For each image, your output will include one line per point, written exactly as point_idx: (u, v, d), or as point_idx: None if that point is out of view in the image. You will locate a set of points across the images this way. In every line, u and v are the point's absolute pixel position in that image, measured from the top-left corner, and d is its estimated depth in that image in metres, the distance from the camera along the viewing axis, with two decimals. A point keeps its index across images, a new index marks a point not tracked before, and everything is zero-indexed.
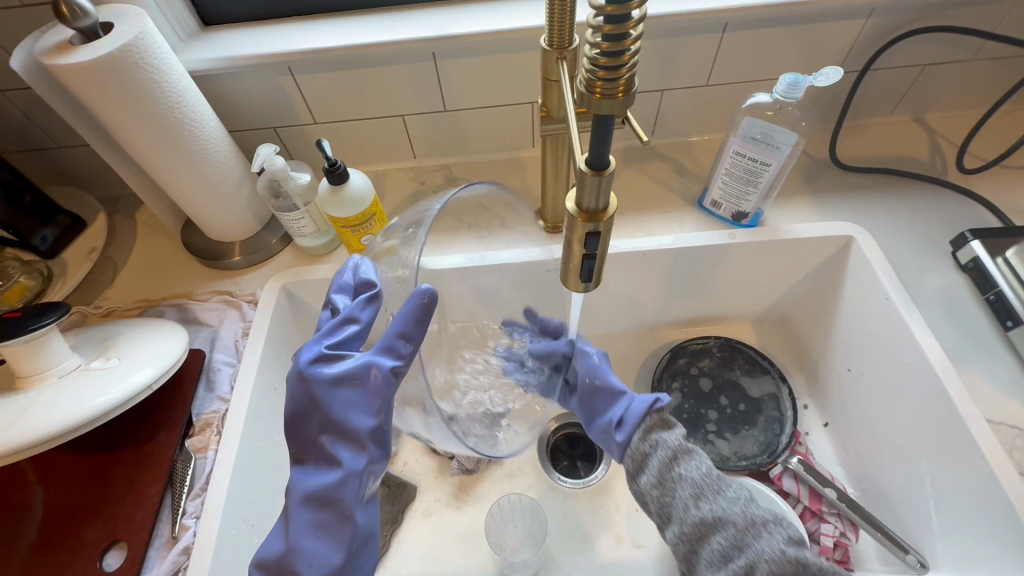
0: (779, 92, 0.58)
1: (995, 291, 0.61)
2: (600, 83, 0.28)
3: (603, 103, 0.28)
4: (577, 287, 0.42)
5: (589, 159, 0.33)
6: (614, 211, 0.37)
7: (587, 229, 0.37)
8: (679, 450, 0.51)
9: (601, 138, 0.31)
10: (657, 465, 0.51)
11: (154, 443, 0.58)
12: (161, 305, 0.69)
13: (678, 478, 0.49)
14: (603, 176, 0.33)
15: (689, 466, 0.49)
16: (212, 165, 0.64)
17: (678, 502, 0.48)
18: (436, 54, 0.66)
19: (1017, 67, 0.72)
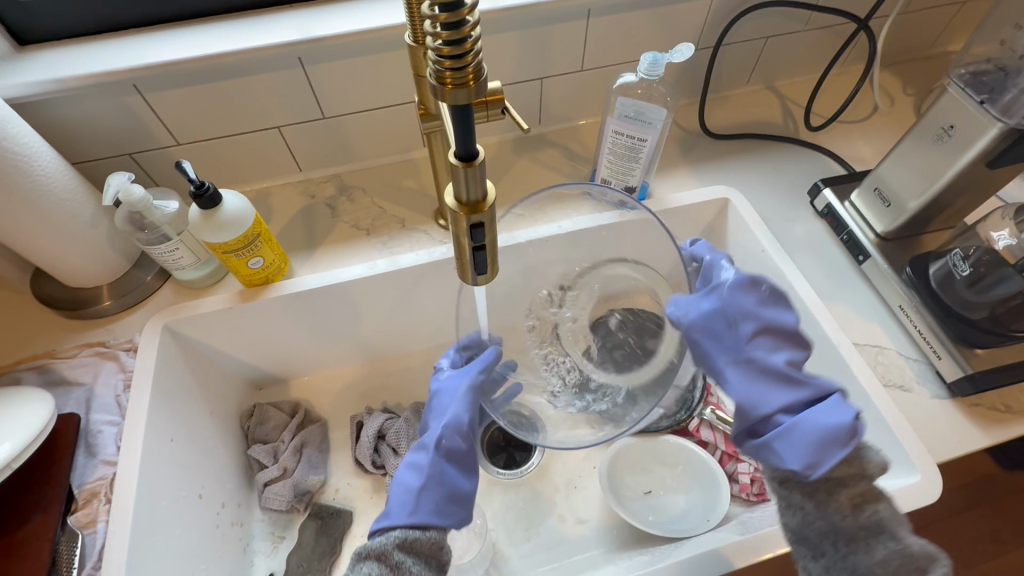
0: (643, 71, 0.61)
1: (847, 231, 0.69)
2: (449, 74, 0.28)
3: (455, 93, 0.28)
4: (478, 282, 0.42)
5: (458, 150, 0.33)
6: (494, 199, 0.37)
7: (470, 221, 0.36)
8: (880, 524, 0.43)
9: (463, 126, 0.32)
10: (821, 492, 0.46)
11: (27, 530, 0.50)
12: (16, 371, 0.60)
13: (836, 519, 0.44)
14: (475, 166, 0.33)
15: (873, 549, 0.43)
16: (53, 203, 0.56)
17: (808, 525, 0.46)
18: (303, 59, 0.63)
19: (840, 33, 0.82)
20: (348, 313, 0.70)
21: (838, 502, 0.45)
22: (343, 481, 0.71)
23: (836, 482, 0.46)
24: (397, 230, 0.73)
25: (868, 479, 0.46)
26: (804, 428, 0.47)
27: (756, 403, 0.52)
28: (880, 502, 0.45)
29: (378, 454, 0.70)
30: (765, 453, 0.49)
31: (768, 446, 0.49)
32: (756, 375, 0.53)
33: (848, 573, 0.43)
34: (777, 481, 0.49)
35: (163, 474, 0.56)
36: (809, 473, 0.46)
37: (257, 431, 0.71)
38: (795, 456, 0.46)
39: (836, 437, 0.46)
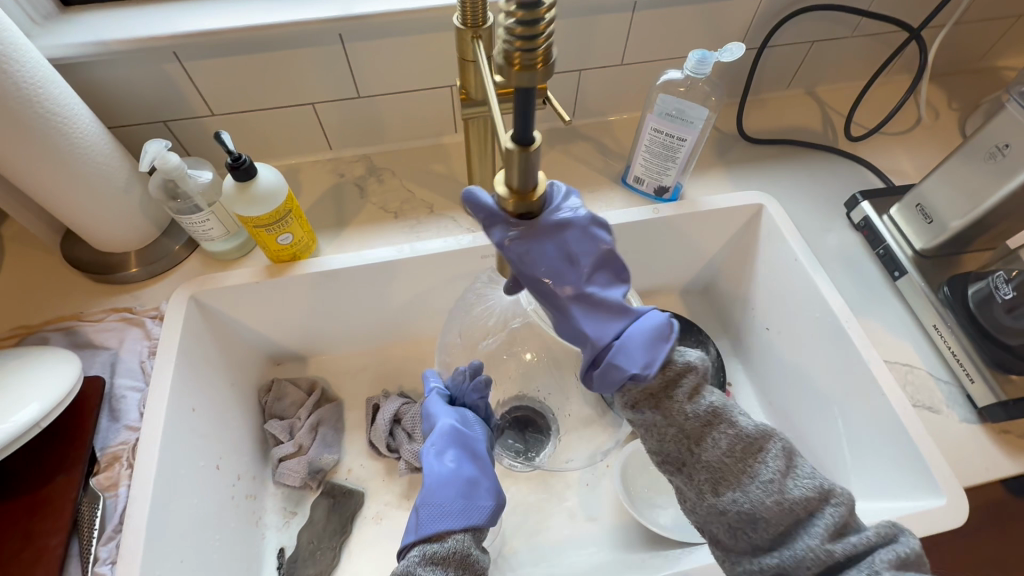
0: (689, 69, 0.60)
1: (884, 245, 0.67)
2: (518, 55, 0.27)
3: (523, 75, 0.28)
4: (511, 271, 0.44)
5: (514, 137, 0.32)
6: (543, 190, 0.36)
7: (518, 209, 0.36)
8: (715, 415, 0.42)
9: (525, 114, 0.30)
10: (660, 399, 0.43)
11: (50, 488, 0.50)
12: (44, 331, 0.60)
13: (679, 423, 0.42)
14: (529, 154, 0.32)
15: (718, 435, 0.42)
16: (90, 167, 0.56)
17: (665, 438, 0.43)
18: (344, 36, 0.62)
19: (889, 42, 0.80)
20: (371, 295, 0.70)
21: (676, 404, 0.42)
22: (356, 462, 0.71)
23: (672, 383, 0.43)
24: (425, 215, 0.73)
25: (695, 372, 0.43)
26: (633, 336, 0.43)
27: (598, 328, 0.43)
28: (709, 390, 0.43)
29: (393, 437, 0.70)
30: (610, 378, 0.43)
31: (608, 375, 0.43)
32: (598, 300, 0.44)
33: (708, 476, 0.42)
34: (626, 404, 0.44)
35: (184, 443, 0.56)
36: (646, 375, 0.42)
37: (274, 406, 0.71)
38: (629, 361, 0.42)
39: (659, 333, 0.43)
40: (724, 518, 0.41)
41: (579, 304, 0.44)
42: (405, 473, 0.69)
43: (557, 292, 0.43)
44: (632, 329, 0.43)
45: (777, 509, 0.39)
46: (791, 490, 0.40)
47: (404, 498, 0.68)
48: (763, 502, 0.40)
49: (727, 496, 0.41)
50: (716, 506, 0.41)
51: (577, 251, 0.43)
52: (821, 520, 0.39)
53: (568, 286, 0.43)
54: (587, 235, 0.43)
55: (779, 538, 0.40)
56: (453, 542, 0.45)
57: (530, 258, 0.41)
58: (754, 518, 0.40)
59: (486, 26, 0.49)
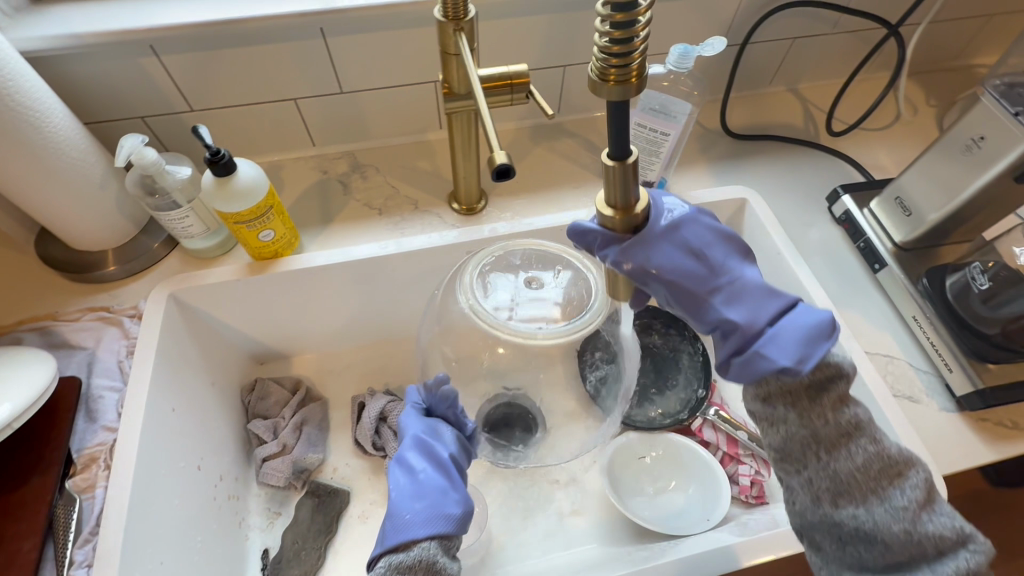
0: (672, 63, 0.60)
1: (864, 238, 0.68)
2: (614, 70, 0.28)
3: (616, 90, 0.28)
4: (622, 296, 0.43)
5: (610, 153, 0.31)
6: (644, 208, 0.35)
7: (619, 227, 0.35)
8: (852, 426, 0.40)
9: (618, 123, 0.30)
10: (801, 397, 0.40)
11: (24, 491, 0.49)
12: (17, 331, 0.59)
13: (818, 431, 0.40)
14: (627, 168, 0.31)
15: (855, 449, 0.40)
16: (65, 162, 0.55)
17: (790, 439, 0.41)
18: (325, 31, 0.62)
19: (867, 39, 0.81)
20: (354, 292, 0.69)
21: (823, 413, 0.40)
22: (341, 461, 0.70)
23: (818, 386, 0.40)
24: (409, 212, 0.72)
25: (846, 380, 0.40)
26: (790, 326, 0.39)
27: (750, 317, 0.40)
28: (854, 402, 0.41)
29: (379, 436, 0.70)
30: (752, 369, 0.39)
31: (754, 366, 0.39)
32: (738, 291, 0.41)
33: (831, 487, 0.40)
34: (758, 396, 0.41)
35: (163, 443, 0.55)
36: (800, 369, 0.38)
37: (257, 406, 0.70)
38: (782, 354, 0.38)
39: (820, 328, 0.39)
40: (837, 531, 0.41)
41: (720, 296, 0.41)
42: None
43: (690, 290, 0.40)
44: (788, 321, 0.39)
45: (906, 536, 0.39)
46: (924, 523, 0.39)
47: None
48: (891, 526, 0.39)
49: (849, 512, 0.40)
50: (833, 517, 0.41)
51: (699, 244, 0.41)
52: (952, 561, 0.39)
53: (702, 286, 0.41)
54: (698, 224, 0.41)
55: (894, 564, 0.40)
56: (417, 551, 0.44)
57: (664, 264, 0.39)
58: (874, 540, 0.39)
59: (468, 19, 0.49)
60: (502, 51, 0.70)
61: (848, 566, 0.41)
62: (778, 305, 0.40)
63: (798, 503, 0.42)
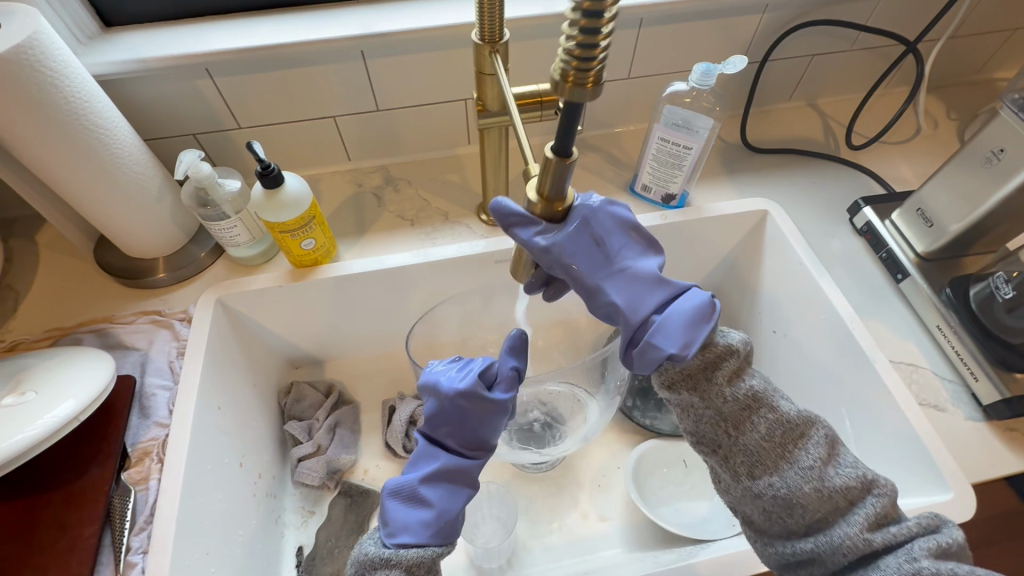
0: (694, 81, 0.62)
1: (886, 249, 0.69)
2: (573, 74, 0.30)
3: (574, 91, 0.30)
4: (527, 273, 0.48)
5: (555, 147, 0.34)
6: (570, 203, 0.41)
7: (545, 216, 0.40)
8: (750, 399, 0.42)
9: (571, 123, 0.32)
10: (698, 380, 0.43)
11: (84, 481, 0.52)
12: (77, 333, 0.63)
13: (721, 408, 0.42)
14: (568, 164, 0.35)
15: (759, 421, 0.42)
16: (126, 176, 0.59)
17: (702, 421, 0.43)
18: (365, 53, 0.66)
19: (886, 55, 0.83)
20: (388, 299, 0.73)
21: (720, 389, 0.42)
22: (372, 463, 0.73)
23: (712, 365, 0.43)
24: (440, 223, 0.75)
25: (737, 356, 0.43)
26: (674, 314, 0.42)
27: (635, 305, 0.44)
28: (747, 374, 0.44)
29: (408, 439, 0.72)
30: (647, 358, 0.42)
31: (648, 351, 0.42)
32: (631, 279, 0.44)
33: (746, 460, 0.42)
34: (663, 385, 0.44)
35: (210, 439, 0.58)
36: (686, 354, 0.41)
37: (294, 408, 0.73)
38: (669, 339, 0.42)
39: (699, 313, 0.43)
40: (763, 504, 0.42)
41: (612, 281, 0.44)
42: None
43: (585, 276, 0.44)
44: (670, 311, 0.43)
45: (817, 492, 0.41)
46: (830, 477, 0.41)
47: None
48: (802, 488, 0.41)
49: (765, 480, 0.42)
50: (753, 490, 0.42)
51: (602, 233, 0.44)
52: (863, 510, 0.41)
53: (595, 272, 0.44)
54: (604, 213, 0.45)
55: (817, 525, 0.41)
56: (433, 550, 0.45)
57: (565, 244, 0.43)
58: (793, 504, 0.41)
59: (503, 42, 0.52)
60: (529, 70, 0.73)
61: (778, 534, 0.43)
62: (667, 294, 0.44)
63: (727, 485, 0.44)
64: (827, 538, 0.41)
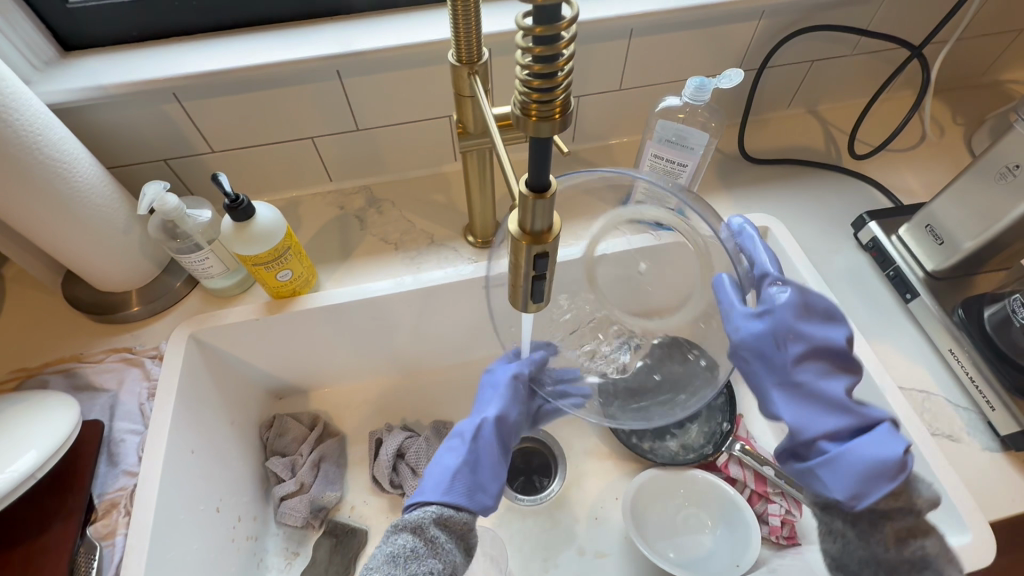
0: (688, 96, 0.59)
1: (894, 266, 0.66)
2: (535, 106, 0.26)
3: (539, 125, 0.26)
4: (530, 309, 0.41)
5: (529, 180, 0.32)
6: (559, 231, 0.35)
7: (533, 252, 0.35)
8: (906, 533, 0.45)
9: (541, 156, 0.30)
10: (866, 522, 0.46)
11: (46, 538, 0.49)
12: (43, 374, 0.60)
13: (876, 552, 0.45)
14: (546, 198, 0.32)
15: (908, 549, 0.44)
16: (89, 210, 0.56)
17: (848, 552, 0.46)
18: (341, 72, 0.63)
19: (888, 59, 0.79)
20: (372, 328, 0.69)
21: (882, 536, 0.45)
22: (359, 499, 0.70)
23: (883, 513, 0.45)
24: (425, 246, 0.72)
25: (911, 513, 0.45)
26: (850, 458, 0.44)
27: (803, 427, 0.48)
28: (920, 533, 0.45)
29: (396, 473, 0.69)
30: (807, 475, 0.48)
31: (815, 463, 0.46)
32: (801, 402, 0.48)
33: (868, 565, 0.45)
34: (817, 501, 0.49)
35: (183, 487, 0.55)
36: (852, 504, 0.45)
37: (276, 443, 0.70)
38: (875, 450, 0.44)
39: (884, 472, 0.43)
40: None
41: (823, 418, 0.47)
42: None
43: (810, 400, 0.48)
44: (855, 447, 0.45)
45: None
46: None
47: None
48: None
49: None
50: None
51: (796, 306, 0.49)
52: None
53: (766, 352, 0.49)
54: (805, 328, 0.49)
55: None
56: (435, 509, 0.53)
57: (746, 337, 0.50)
58: None
59: (482, 62, 0.49)
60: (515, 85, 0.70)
61: None
62: (847, 424, 0.47)
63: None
64: None
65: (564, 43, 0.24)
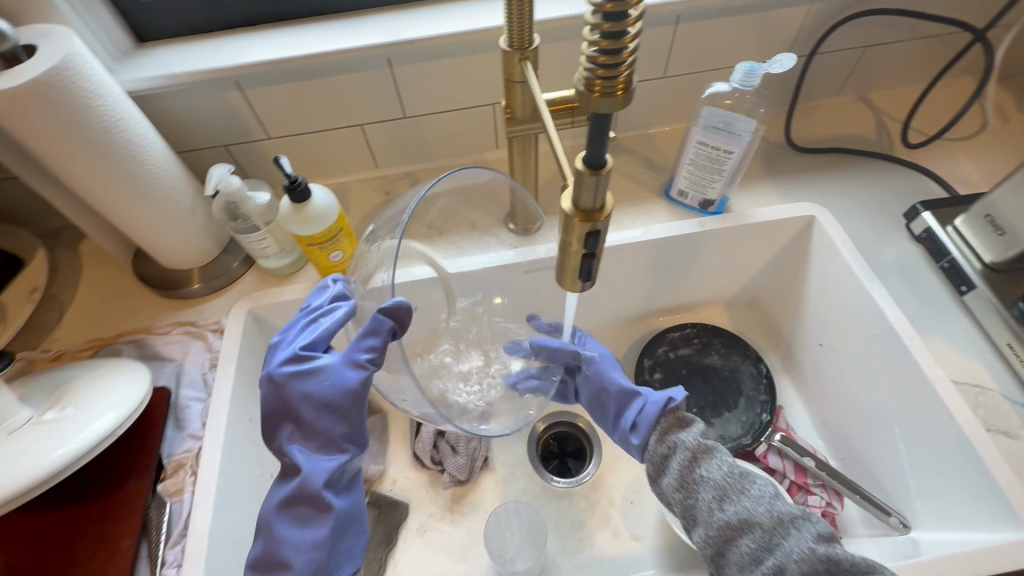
0: (737, 81, 0.58)
1: (949, 258, 0.64)
2: (599, 82, 0.27)
3: (602, 101, 0.27)
4: (578, 289, 0.42)
5: (585, 157, 0.33)
6: (611, 209, 0.36)
7: (586, 230, 0.36)
8: (697, 450, 0.54)
9: (600, 133, 0.31)
10: (664, 430, 0.57)
11: (120, 493, 0.54)
12: (116, 344, 0.64)
13: (690, 449, 0.54)
14: (601, 174, 0.33)
15: (709, 467, 0.53)
16: (160, 191, 0.60)
17: (678, 470, 0.54)
18: (392, 61, 0.65)
19: (949, 45, 0.76)
20: None
21: (688, 436, 0.56)
22: (401, 474, 0.72)
23: (682, 419, 0.57)
24: None
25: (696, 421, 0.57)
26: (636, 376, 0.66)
27: (630, 395, 0.62)
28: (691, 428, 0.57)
29: (436, 450, 0.71)
30: (647, 416, 0.58)
31: (647, 413, 0.58)
32: (615, 377, 0.64)
33: (716, 494, 0.52)
34: (659, 441, 0.57)
35: (243, 452, 0.58)
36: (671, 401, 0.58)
37: None
38: (659, 398, 0.59)
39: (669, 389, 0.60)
40: (729, 531, 0.50)
41: (619, 376, 0.64)
42: (449, 486, 0.70)
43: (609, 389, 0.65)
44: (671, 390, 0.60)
45: (772, 515, 0.49)
46: (778, 504, 0.50)
47: (448, 512, 0.69)
48: (759, 511, 0.49)
49: (731, 509, 0.50)
50: (721, 517, 0.51)
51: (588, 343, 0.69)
52: (810, 530, 0.48)
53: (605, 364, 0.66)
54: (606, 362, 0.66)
55: (772, 547, 0.48)
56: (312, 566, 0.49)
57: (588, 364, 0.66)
58: (751, 525, 0.49)
59: (532, 48, 0.50)
60: (559, 72, 0.71)
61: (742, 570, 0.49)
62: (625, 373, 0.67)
63: (704, 531, 0.52)
64: (783, 555, 0.47)
65: (631, 20, 0.25)
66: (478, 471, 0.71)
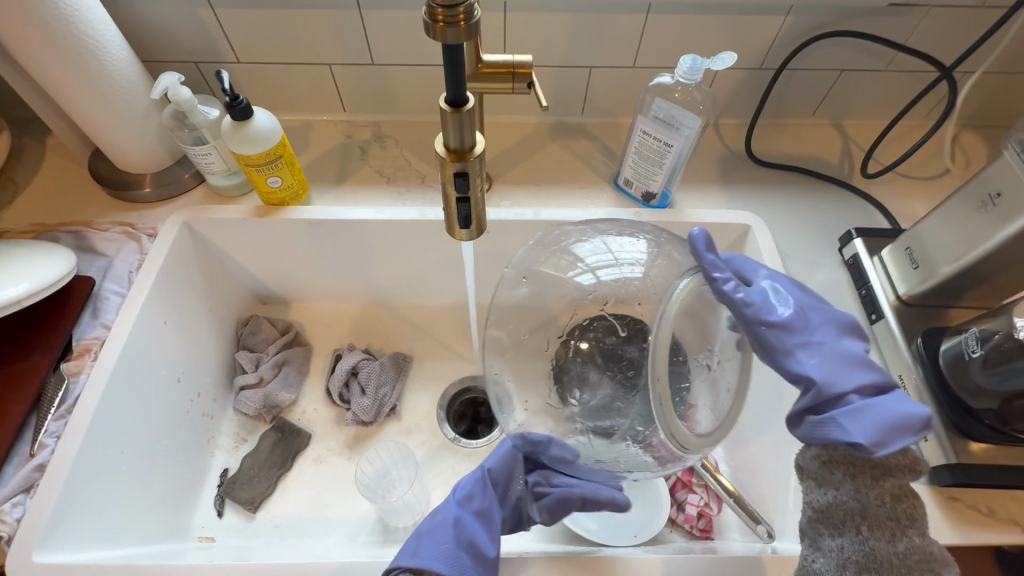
0: (681, 74, 0.59)
1: (868, 286, 0.64)
2: (442, 13, 0.29)
3: (447, 31, 0.30)
4: (462, 236, 0.44)
5: (448, 97, 0.35)
6: (481, 150, 0.38)
7: (456, 170, 0.38)
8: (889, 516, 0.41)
9: (455, 69, 0.33)
10: (861, 470, 0.42)
11: (26, 363, 0.57)
12: (55, 231, 0.67)
13: (868, 504, 0.42)
14: (461, 112, 0.35)
15: (893, 536, 0.41)
16: (114, 89, 0.62)
17: (835, 504, 0.43)
18: (361, 3, 0.66)
19: (923, 81, 0.76)
20: (353, 251, 0.74)
21: (876, 494, 0.42)
22: (311, 406, 0.75)
23: (885, 469, 0.42)
24: (415, 185, 0.75)
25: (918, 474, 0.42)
26: (878, 407, 0.42)
27: (829, 381, 0.44)
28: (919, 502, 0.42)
29: (347, 388, 0.74)
30: (825, 431, 0.43)
31: (829, 428, 0.43)
32: (833, 358, 0.46)
33: (861, 559, 0.41)
34: (816, 457, 0.44)
35: (150, 350, 0.61)
36: (873, 451, 0.40)
37: (248, 339, 0.76)
38: (864, 431, 0.41)
39: (908, 422, 0.41)
40: None
41: (805, 351, 0.46)
42: (352, 425, 0.73)
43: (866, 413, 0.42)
44: (876, 402, 0.42)
45: None
46: None
47: (346, 449, 0.72)
48: None
49: None
50: None
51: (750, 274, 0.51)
52: None
53: (796, 335, 0.47)
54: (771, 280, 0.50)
55: None
56: None
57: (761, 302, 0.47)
58: None
59: None
60: (527, 44, 0.72)
61: None
62: (875, 381, 0.44)
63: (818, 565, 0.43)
64: None
65: None
66: (384, 415, 0.73)
